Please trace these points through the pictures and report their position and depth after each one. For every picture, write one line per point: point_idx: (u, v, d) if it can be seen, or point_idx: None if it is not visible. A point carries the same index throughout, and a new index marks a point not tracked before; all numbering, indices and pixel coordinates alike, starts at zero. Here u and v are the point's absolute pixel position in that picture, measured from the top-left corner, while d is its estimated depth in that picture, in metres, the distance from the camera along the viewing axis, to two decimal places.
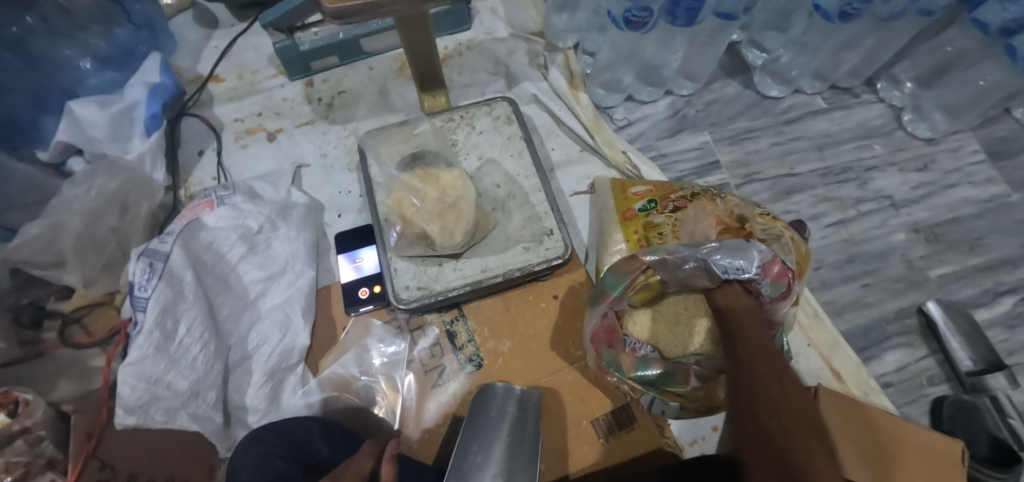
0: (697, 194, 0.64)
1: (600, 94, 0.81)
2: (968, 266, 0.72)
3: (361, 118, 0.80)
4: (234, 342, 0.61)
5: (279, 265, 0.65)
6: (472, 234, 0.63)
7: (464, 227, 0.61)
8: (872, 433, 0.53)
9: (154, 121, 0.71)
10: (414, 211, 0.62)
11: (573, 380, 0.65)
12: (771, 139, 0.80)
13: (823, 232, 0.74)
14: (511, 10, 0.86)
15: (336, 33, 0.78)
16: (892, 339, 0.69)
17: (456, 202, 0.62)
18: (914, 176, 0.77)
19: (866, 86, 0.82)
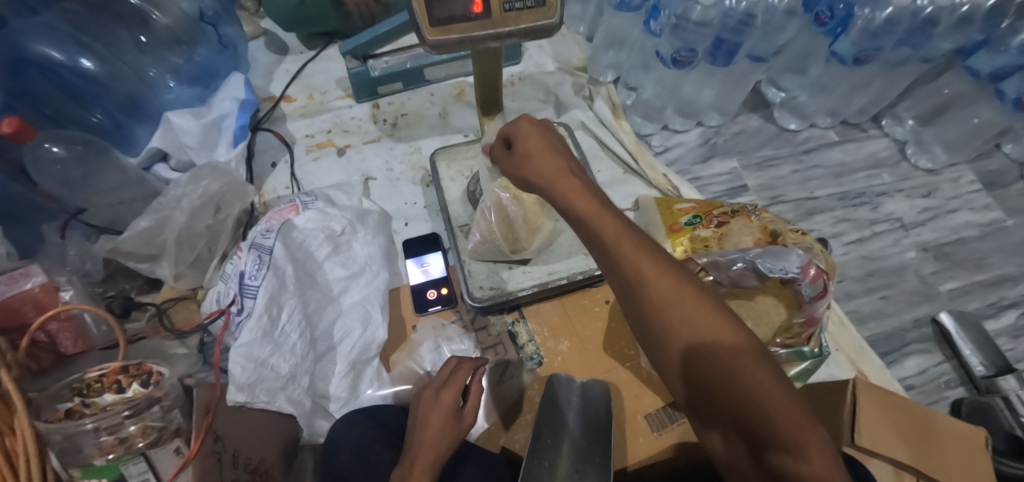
0: (736, 211, 0.71)
1: (639, 122, 0.90)
2: (974, 281, 0.80)
3: (424, 137, 0.87)
4: (321, 334, 0.64)
5: (359, 265, 0.69)
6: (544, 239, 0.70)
7: (546, 228, 0.69)
8: (909, 418, 0.58)
9: (242, 132, 0.76)
10: (507, 225, 0.67)
11: (628, 378, 0.70)
12: (793, 166, 0.89)
13: (843, 249, 0.82)
14: (557, 47, 0.96)
15: (404, 63, 0.86)
16: (911, 345, 0.76)
17: (538, 208, 0.68)
18: (921, 201, 0.87)
19: (873, 122, 0.93)
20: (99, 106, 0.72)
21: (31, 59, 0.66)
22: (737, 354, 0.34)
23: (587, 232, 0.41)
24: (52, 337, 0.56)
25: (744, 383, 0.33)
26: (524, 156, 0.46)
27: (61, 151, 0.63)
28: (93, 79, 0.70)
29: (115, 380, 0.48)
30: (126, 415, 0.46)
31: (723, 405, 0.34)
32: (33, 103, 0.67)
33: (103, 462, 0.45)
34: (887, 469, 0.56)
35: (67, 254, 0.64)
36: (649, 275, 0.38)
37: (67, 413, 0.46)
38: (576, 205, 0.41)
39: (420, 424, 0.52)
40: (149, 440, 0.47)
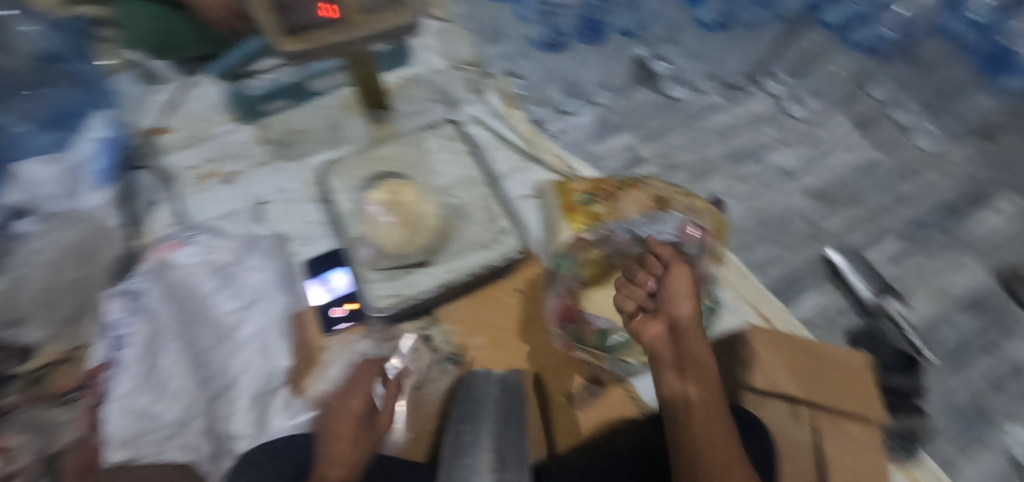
0: (626, 183, 0.71)
1: (533, 109, 0.91)
2: (854, 217, 0.86)
3: (314, 152, 0.84)
4: (215, 372, 0.65)
5: (251, 295, 0.70)
6: (436, 238, 0.70)
7: (429, 227, 0.69)
8: (797, 353, 0.61)
9: (107, 173, 0.73)
10: (387, 232, 0.68)
11: (547, 361, 0.71)
12: (683, 133, 0.92)
13: (736, 205, 0.86)
14: (445, 45, 0.92)
15: (281, 78, 0.84)
16: (806, 284, 0.80)
17: (416, 212, 0.69)
18: (802, 149, 0.92)
19: (752, 83, 0.96)
20: None
21: None
22: None
23: (687, 362, 0.53)
24: None
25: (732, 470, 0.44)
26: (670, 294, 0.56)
27: None
28: None
29: None
30: None
31: (708, 462, 0.45)
32: None
33: None
34: (783, 406, 0.59)
35: None
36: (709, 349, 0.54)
37: None
38: (692, 347, 0.53)
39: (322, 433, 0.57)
40: None
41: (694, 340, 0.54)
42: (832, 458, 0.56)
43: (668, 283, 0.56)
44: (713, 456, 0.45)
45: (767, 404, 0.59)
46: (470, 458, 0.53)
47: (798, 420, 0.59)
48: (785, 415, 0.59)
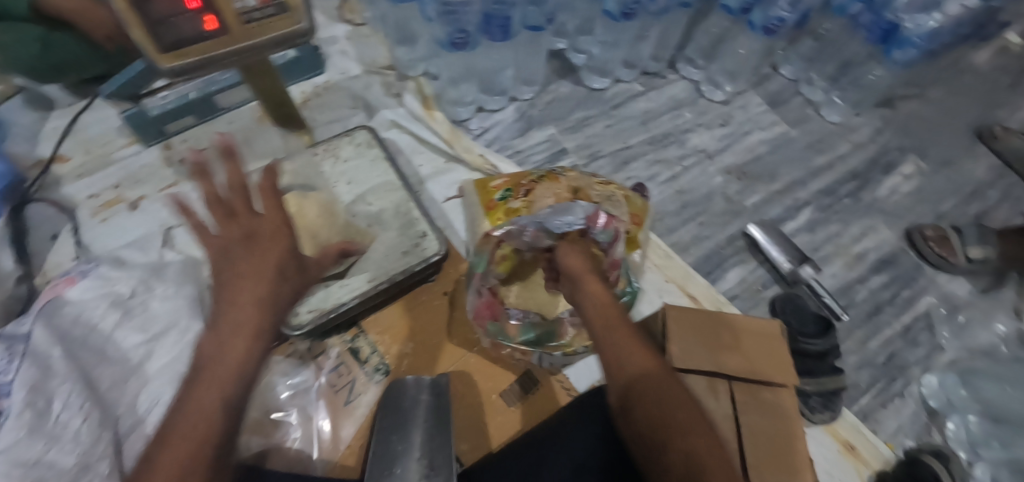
0: (543, 176, 0.72)
1: (455, 111, 0.91)
2: (771, 191, 0.89)
3: (229, 170, 0.82)
4: (122, 412, 0.58)
5: (160, 325, 0.63)
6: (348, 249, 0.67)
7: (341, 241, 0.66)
8: (713, 329, 0.63)
9: None
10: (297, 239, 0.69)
11: (478, 362, 0.70)
12: (605, 122, 0.93)
13: (659, 189, 0.88)
14: (359, 49, 0.93)
15: (184, 94, 0.79)
16: (730, 260, 0.83)
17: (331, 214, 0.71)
18: (720, 130, 0.94)
19: (671, 68, 1.00)
20: None
21: None
22: (684, 431, 0.42)
23: (591, 307, 0.51)
24: None
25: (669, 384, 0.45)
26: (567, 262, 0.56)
27: None
28: None
29: None
30: None
31: (648, 379, 0.45)
32: None
33: None
34: (703, 382, 0.60)
35: None
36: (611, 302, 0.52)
37: None
38: (589, 288, 0.52)
39: (227, 291, 0.47)
40: None
41: (595, 283, 0.53)
42: (747, 420, 0.58)
43: (561, 253, 0.58)
44: (658, 393, 0.45)
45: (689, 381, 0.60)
46: (402, 469, 0.54)
47: (719, 396, 0.59)
48: (706, 390, 0.60)
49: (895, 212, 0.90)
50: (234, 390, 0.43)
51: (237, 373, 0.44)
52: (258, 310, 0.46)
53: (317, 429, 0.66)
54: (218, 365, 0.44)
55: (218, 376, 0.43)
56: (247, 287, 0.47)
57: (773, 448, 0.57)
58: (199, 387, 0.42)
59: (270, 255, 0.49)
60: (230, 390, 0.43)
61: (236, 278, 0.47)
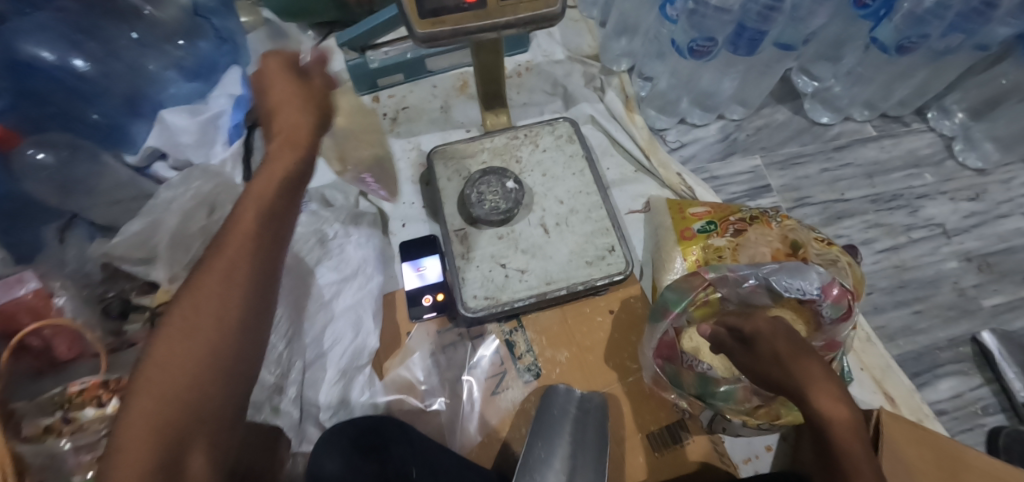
0: (755, 217, 0.65)
1: (653, 115, 0.85)
2: (1021, 297, 0.73)
3: (424, 134, 0.83)
4: (311, 341, 0.64)
5: (351, 269, 0.68)
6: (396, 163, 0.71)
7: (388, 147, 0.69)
8: (932, 455, 0.53)
9: (236, 129, 0.75)
10: None
11: (629, 393, 0.67)
12: (821, 165, 0.81)
13: (874, 257, 0.75)
14: (566, 34, 0.89)
15: (405, 53, 0.82)
16: (946, 366, 0.69)
17: None
18: (965, 205, 0.78)
19: (916, 115, 0.84)
20: (98, 105, 0.71)
21: (24, 62, 0.65)
22: None
23: (805, 405, 0.42)
24: (45, 342, 0.55)
25: None
26: (773, 359, 0.44)
27: (48, 158, 0.64)
28: (88, 80, 0.70)
29: (94, 395, 0.48)
30: (101, 433, 0.47)
31: None
32: (36, 104, 0.67)
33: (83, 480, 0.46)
34: None
35: (65, 255, 0.64)
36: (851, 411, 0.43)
37: (46, 429, 0.46)
38: (808, 384, 0.42)
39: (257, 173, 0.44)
40: None
41: (826, 385, 0.42)
42: None
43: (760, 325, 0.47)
44: None
45: None
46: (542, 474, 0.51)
47: None
48: None
49: None
50: (224, 301, 0.38)
51: (229, 284, 0.39)
52: (276, 188, 0.43)
53: (464, 408, 0.67)
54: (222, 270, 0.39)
55: (207, 288, 0.38)
56: (291, 123, 0.46)
57: None
58: (185, 296, 0.38)
59: (292, 116, 0.47)
60: (236, 298, 0.39)
61: (284, 142, 0.46)
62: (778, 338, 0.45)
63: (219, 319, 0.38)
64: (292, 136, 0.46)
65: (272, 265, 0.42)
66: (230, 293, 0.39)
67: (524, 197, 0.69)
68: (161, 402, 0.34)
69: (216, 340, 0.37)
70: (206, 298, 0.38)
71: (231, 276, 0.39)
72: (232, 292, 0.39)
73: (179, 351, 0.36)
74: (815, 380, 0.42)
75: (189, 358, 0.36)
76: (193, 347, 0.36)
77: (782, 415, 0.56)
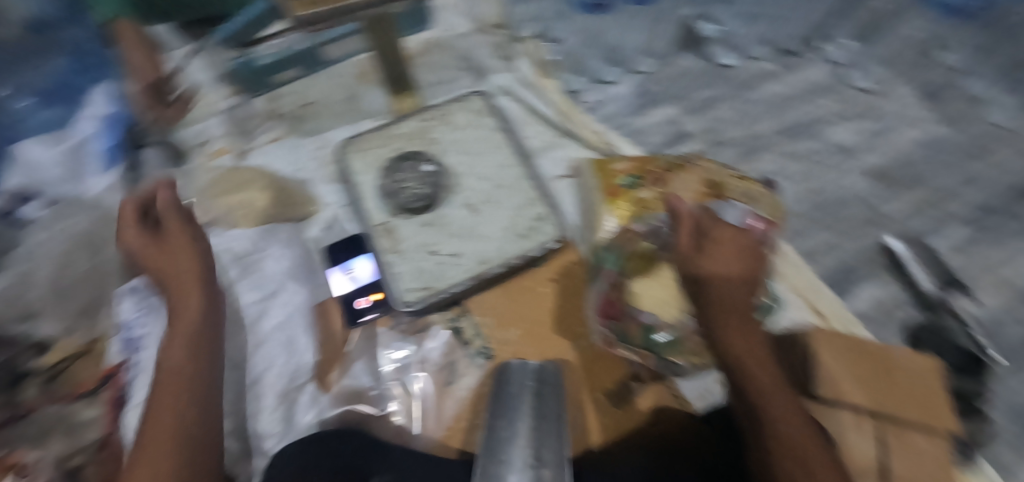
0: (676, 165, 0.66)
1: (568, 78, 0.83)
2: (919, 201, 0.79)
3: (333, 128, 0.77)
4: (240, 369, 0.61)
5: (273, 285, 0.65)
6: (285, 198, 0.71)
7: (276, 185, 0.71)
8: (864, 359, 0.57)
9: (111, 153, 0.69)
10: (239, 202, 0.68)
11: (583, 356, 0.67)
12: (732, 105, 0.84)
13: (789, 186, 0.79)
14: (469, 3, 0.85)
15: (295, 43, 0.75)
16: (863, 275, 0.74)
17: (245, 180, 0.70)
18: (863, 124, 0.83)
19: (810, 46, 0.88)
20: None
21: None
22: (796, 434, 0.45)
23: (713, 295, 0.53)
24: None
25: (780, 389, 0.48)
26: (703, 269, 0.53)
27: None
28: None
29: None
30: None
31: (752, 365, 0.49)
32: None
33: None
34: (849, 417, 0.53)
35: None
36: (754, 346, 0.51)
37: None
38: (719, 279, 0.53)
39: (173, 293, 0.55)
40: None
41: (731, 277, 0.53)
42: (897, 467, 0.52)
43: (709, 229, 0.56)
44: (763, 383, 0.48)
45: (833, 415, 0.53)
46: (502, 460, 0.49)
47: (865, 434, 0.53)
48: (852, 427, 0.53)
49: None
50: (186, 387, 0.47)
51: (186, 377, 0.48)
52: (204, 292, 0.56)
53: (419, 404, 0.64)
54: (177, 362, 0.49)
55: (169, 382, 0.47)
56: (179, 243, 0.57)
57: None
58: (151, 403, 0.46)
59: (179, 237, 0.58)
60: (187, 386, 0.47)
61: (166, 253, 0.56)
62: (726, 241, 0.55)
63: (179, 401, 0.46)
64: (184, 243, 0.58)
65: (210, 363, 0.51)
66: (182, 387, 0.47)
67: (445, 179, 0.67)
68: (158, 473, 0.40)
69: (185, 419, 0.45)
70: (165, 395, 0.46)
71: (185, 380, 0.48)
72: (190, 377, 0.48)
73: (154, 413, 0.45)
74: (729, 270, 0.54)
75: (173, 397, 0.46)
76: (162, 435, 0.43)
77: None
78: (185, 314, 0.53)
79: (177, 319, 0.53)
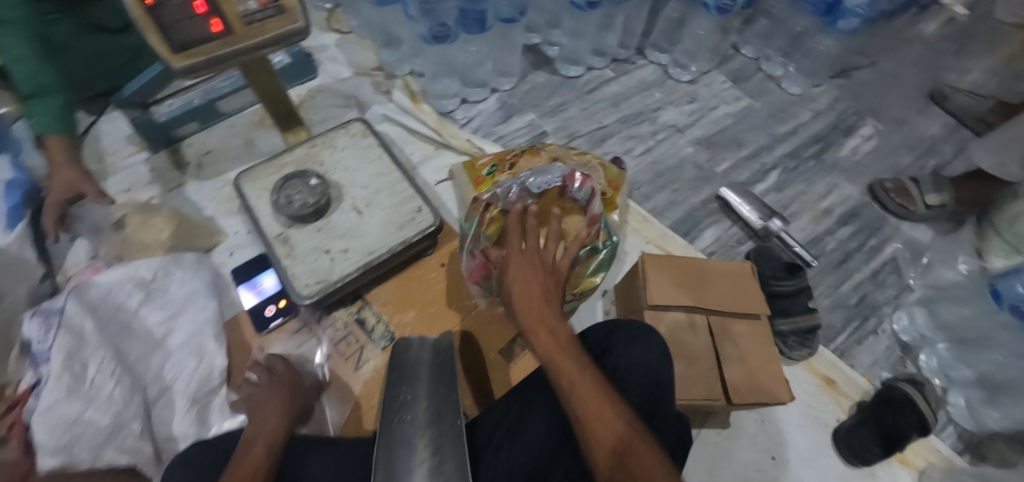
0: (525, 151, 0.79)
1: (440, 103, 0.98)
2: (739, 158, 0.96)
3: (230, 170, 0.87)
4: (150, 380, 0.64)
5: (178, 304, 0.68)
6: (192, 229, 0.78)
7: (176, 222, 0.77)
8: (689, 271, 0.68)
9: (16, 211, 0.71)
10: (146, 242, 0.75)
11: (476, 324, 0.75)
12: (580, 105, 1.00)
13: (635, 162, 0.94)
14: (348, 55, 1.00)
15: (192, 100, 0.85)
16: (704, 221, 0.89)
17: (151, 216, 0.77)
18: (688, 106, 1.01)
19: (638, 54, 1.07)
20: None
21: None
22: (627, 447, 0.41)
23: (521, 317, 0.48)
24: None
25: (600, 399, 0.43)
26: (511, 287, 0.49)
27: None
28: None
29: None
30: None
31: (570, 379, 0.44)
32: None
33: None
34: (682, 317, 0.67)
35: None
36: (569, 343, 0.46)
37: None
38: (521, 292, 0.48)
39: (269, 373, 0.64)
40: None
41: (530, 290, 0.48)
42: (723, 349, 0.65)
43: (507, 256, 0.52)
44: (581, 401, 0.43)
45: (669, 317, 0.67)
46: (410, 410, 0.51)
47: (695, 328, 0.66)
48: (686, 325, 0.66)
49: (857, 169, 0.97)
50: (282, 416, 0.56)
51: (282, 411, 0.57)
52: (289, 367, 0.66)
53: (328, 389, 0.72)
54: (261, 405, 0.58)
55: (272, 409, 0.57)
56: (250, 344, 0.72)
57: (756, 371, 0.64)
58: (257, 420, 0.54)
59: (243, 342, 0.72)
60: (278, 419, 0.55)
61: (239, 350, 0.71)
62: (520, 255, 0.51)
63: (280, 415, 0.56)
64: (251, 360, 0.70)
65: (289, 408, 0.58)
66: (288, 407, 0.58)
67: (331, 191, 0.76)
68: (264, 452, 0.48)
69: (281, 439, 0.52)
70: (275, 405, 0.57)
71: (283, 413, 0.56)
72: (284, 411, 0.57)
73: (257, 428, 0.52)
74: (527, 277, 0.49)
75: (271, 422, 0.54)
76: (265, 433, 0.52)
77: (579, 284, 0.69)
78: (279, 378, 0.63)
79: (281, 377, 0.63)
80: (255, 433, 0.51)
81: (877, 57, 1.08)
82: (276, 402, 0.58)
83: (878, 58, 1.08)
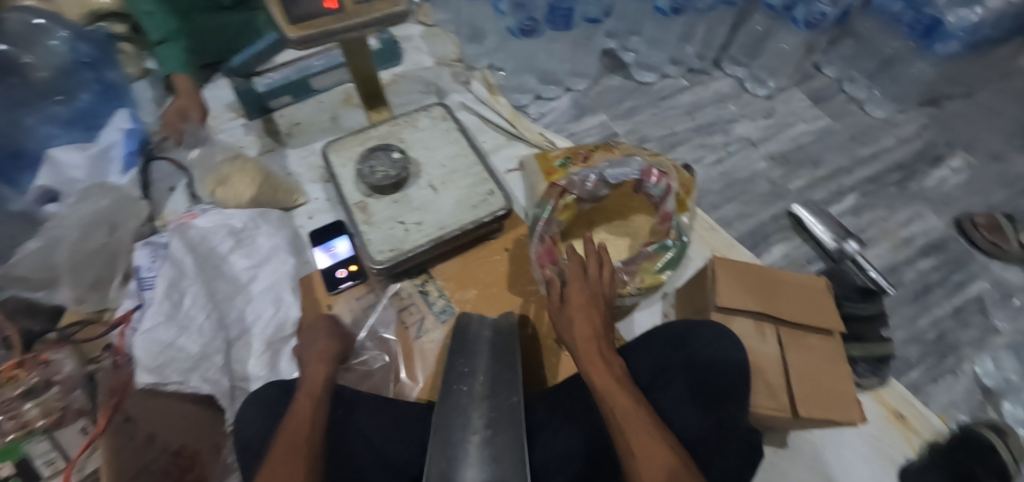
0: (599, 147, 0.80)
1: (515, 97, 1.01)
2: (815, 177, 0.94)
3: (317, 140, 0.92)
4: (232, 320, 0.69)
5: (263, 254, 0.74)
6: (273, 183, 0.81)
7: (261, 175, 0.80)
8: (759, 279, 0.68)
9: (131, 157, 0.82)
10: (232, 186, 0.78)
11: (534, 310, 0.77)
12: (652, 111, 1.00)
13: (704, 171, 0.93)
14: (432, 45, 1.04)
15: (289, 75, 0.92)
16: (773, 236, 0.87)
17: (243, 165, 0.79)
18: (763, 121, 1.00)
19: (715, 66, 1.07)
20: None
21: None
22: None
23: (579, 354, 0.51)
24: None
25: (651, 436, 0.44)
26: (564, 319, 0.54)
27: None
28: None
29: (12, 374, 0.55)
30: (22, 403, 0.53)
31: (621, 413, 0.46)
32: None
33: (6, 443, 0.51)
34: (750, 322, 0.65)
35: None
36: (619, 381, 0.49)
37: None
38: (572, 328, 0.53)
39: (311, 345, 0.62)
40: (52, 420, 0.53)
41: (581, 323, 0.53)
42: (793, 362, 0.63)
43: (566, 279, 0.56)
44: (633, 438, 0.44)
45: (737, 322, 0.65)
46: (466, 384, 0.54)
47: (765, 337, 0.64)
48: (753, 331, 0.65)
49: (943, 201, 0.92)
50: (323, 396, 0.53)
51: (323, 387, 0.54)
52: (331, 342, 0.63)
53: (389, 354, 0.74)
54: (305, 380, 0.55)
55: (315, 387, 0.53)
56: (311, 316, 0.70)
57: (823, 388, 0.62)
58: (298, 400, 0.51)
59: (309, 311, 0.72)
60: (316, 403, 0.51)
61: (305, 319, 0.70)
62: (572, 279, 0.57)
63: (320, 393, 0.53)
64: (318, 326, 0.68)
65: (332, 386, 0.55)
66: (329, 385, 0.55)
67: (411, 167, 0.79)
68: (304, 446, 0.46)
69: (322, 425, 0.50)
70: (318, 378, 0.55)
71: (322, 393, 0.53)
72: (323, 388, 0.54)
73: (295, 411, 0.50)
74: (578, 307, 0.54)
75: (312, 404, 0.51)
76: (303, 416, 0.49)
77: (644, 277, 0.70)
78: (321, 352, 0.59)
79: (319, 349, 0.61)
80: (293, 412, 0.50)
81: (973, 88, 1.03)
82: (318, 377, 0.55)
83: (972, 89, 1.04)
